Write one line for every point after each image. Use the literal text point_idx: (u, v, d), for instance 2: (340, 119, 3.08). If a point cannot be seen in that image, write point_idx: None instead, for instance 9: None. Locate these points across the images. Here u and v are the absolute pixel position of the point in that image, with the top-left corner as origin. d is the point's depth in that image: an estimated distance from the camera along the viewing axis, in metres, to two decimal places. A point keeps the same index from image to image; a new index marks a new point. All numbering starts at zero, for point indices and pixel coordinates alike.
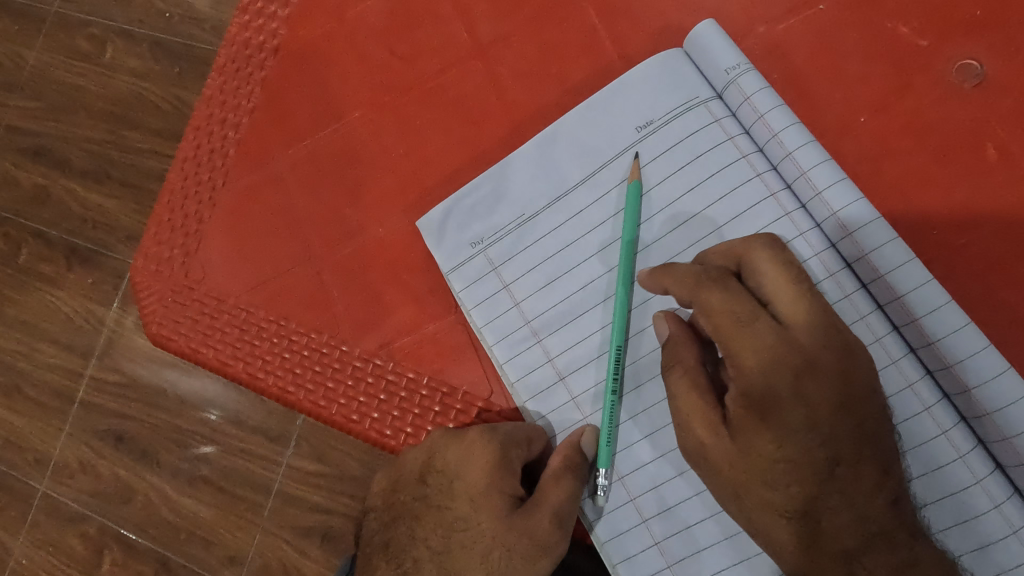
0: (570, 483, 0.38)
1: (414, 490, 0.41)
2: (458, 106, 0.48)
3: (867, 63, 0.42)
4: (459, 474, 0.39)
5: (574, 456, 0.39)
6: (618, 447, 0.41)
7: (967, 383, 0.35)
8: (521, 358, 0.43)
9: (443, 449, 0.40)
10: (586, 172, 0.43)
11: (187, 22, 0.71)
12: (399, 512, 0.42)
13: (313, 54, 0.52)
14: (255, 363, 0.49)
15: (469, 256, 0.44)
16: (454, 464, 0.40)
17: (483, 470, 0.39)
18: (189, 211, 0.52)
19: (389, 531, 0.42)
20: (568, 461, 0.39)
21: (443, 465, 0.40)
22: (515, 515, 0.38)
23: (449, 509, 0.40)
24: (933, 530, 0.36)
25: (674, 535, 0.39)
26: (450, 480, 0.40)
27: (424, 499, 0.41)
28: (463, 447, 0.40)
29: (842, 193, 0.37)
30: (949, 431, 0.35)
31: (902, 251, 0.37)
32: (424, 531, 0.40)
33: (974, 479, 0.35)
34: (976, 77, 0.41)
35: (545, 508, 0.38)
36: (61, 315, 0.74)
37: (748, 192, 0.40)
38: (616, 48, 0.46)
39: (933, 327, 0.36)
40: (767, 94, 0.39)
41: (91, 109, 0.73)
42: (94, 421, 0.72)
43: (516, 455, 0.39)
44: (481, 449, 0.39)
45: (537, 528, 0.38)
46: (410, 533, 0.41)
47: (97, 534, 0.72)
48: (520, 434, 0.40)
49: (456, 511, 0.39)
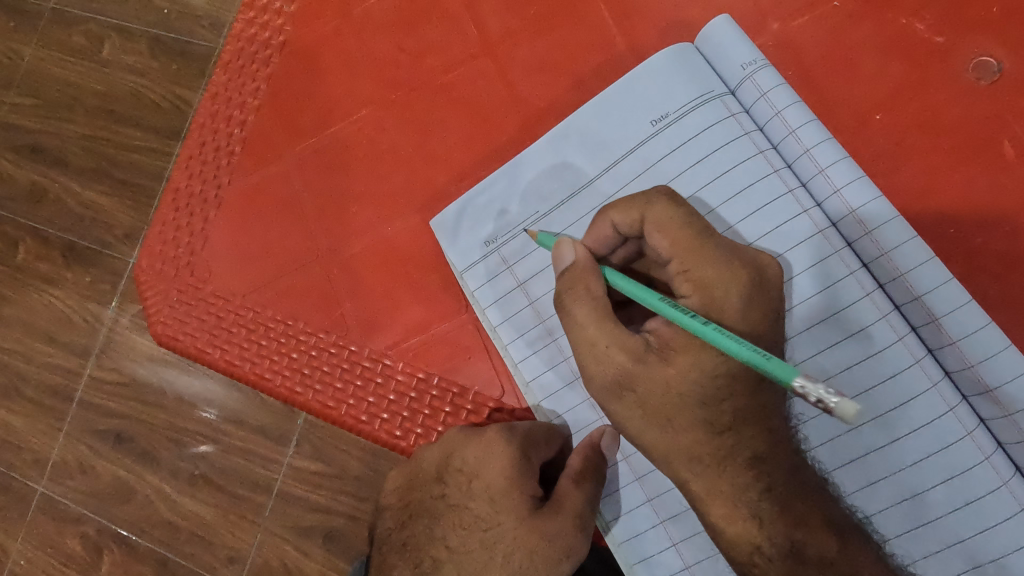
0: (590, 484, 0.38)
1: (431, 489, 0.40)
2: (467, 103, 0.48)
3: (881, 60, 0.42)
4: (478, 473, 0.39)
5: (592, 456, 0.39)
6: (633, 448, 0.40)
7: (988, 384, 0.35)
8: (536, 358, 0.42)
9: (461, 448, 0.40)
10: (599, 170, 0.43)
11: (184, 18, 0.70)
12: (416, 510, 0.41)
13: (318, 50, 0.51)
14: (264, 363, 0.49)
15: (484, 255, 0.44)
16: (472, 463, 0.39)
17: (503, 467, 0.38)
18: (195, 210, 0.52)
19: (406, 530, 0.41)
20: (587, 459, 0.39)
21: (462, 463, 0.39)
22: (536, 516, 0.37)
23: (468, 507, 0.39)
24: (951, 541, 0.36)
25: (692, 537, 0.39)
26: (468, 479, 0.39)
27: (442, 498, 0.40)
28: (481, 446, 0.39)
29: (861, 191, 0.37)
30: (973, 432, 0.35)
31: (922, 251, 0.36)
32: (443, 530, 0.39)
33: (1001, 481, 0.35)
34: (992, 74, 0.40)
35: (567, 511, 0.37)
36: (59, 314, 0.73)
37: (765, 188, 0.39)
38: (628, 44, 0.46)
39: (953, 327, 0.36)
40: (783, 90, 0.39)
41: (88, 106, 0.73)
42: (92, 421, 0.72)
43: (534, 453, 0.39)
44: (501, 447, 0.38)
45: (558, 531, 0.37)
46: (429, 531, 0.40)
47: (96, 534, 0.71)
48: (538, 433, 0.39)
49: (475, 510, 0.38)
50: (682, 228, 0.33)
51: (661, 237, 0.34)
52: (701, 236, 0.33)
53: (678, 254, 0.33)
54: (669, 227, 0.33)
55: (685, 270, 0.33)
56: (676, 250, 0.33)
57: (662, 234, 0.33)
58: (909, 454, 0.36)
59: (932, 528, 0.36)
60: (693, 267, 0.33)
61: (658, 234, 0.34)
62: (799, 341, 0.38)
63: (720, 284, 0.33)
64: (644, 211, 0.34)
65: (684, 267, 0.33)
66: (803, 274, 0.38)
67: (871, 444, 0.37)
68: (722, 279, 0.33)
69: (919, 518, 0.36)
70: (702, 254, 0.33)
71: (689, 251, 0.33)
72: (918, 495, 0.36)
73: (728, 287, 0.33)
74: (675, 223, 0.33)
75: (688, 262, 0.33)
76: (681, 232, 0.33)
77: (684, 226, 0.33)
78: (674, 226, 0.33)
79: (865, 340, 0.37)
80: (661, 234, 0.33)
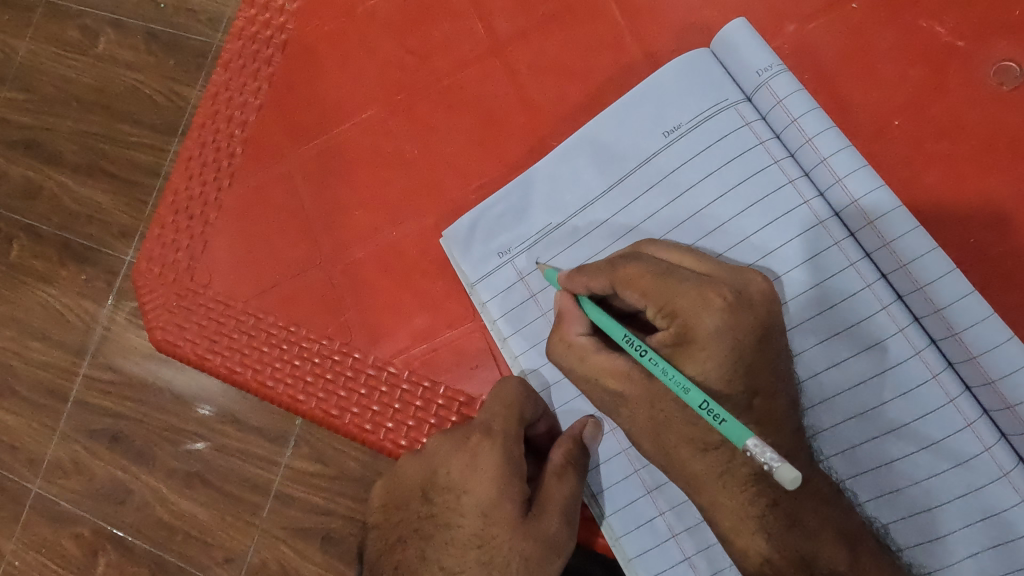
0: (572, 477, 0.38)
1: (418, 508, 0.38)
2: (474, 105, 0.47)
3: (900, 65, 0.41)
4: (465, 488, 0.37)
5: (574, 447, 0.39)
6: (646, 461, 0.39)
7: (1009, 400, 0.34)
8: (546, 369, 0.42)
9: (446, 463, 0.38)
10: (611, 180, 0.42)
11: (181, 13, 0.69)
12: (404, 533, 0.38)
13: (322, 48, 0.50)
14: (266, 370, 0.48)
15: (495, 265, 0.43)
16: (458, 477, 0.37)
17: (490, 479, 0.36)
18: (195, 212, 0.51)
19: (396, 554, 0.38)
20: (575, 458, 0.39)
21: (447, 479, 0.37)
22: (527, 521, 0.36)
23: (460, 526, 0.36)
24: (959, 558, 0.35)
25: (705, 550, 0.38)
26: (457, 495, 0.37)
27: (430, 517, 0.37)
28: (466, 459, 0.37)
29: (880, 201, 0.36)
30: (992, 448, 0.34)
31: (943, 262, 0.35)
32: (436, 551, 0.37)
33: (1020, 499, 0.34)
34: (1014, 78, 0.39)
35: (552, 507, 0.37)
36: (53, 313, 0.72)
37: (781, 200, 0.38)
38: (640, 45, 0.44)
39: (974, 342, 0.35)
40: (801, 96, 0.38)
41: (83, 101, 0.71)
42: (87, 420, 0.70)
43: (519, 453, 0.37)
44: (486, 458, 0.37)
45: (549, 531, 0.36)
46: (420, 554, 0.37)
47: (92, 535, 0.70)
48: (516, 428, 0.38)
49: (467, 528, 0.36)
50: (645, 276, 0.33)
51: (631, 292, 0.33)
52: (664, 276, 0.33)
53: (650, 302, 0.33)
54: (636, 280, 0.33)
55: (658, 309, 0.33)
56: (648, 299, 0.33)
57: (631, 288, 0.33)
58: (922, 469, 0.36)
59: (945, 544, 0.35)
60: (667, 304, 0.33)
61: (626, 291, 0.34)
62: (812, 353, 0.37)
63: (691, 311, 0.32)
64: (611, 275, 0.34)
65: (658, 307, 0.33)
66: (818, 286, 0.37)
67: (883, 457, 0.36)
68: (691, 306, 0.32)
69: (932, 533, 0.35)
70: (669, 289, 0.33)
71: (659, 291, 0.33)
72: (930, 509, 0.35)
73: (699, 313, 0.32)
74: (640, 274, 0.33)
75: (661, 302, 0.33)
76: (647, 281, 0.33)
77: (647, 273, 0.33)
78: (640, 277, 0.33)
79: (881, 353, 0.36)
80: (630, 289, 0.33)
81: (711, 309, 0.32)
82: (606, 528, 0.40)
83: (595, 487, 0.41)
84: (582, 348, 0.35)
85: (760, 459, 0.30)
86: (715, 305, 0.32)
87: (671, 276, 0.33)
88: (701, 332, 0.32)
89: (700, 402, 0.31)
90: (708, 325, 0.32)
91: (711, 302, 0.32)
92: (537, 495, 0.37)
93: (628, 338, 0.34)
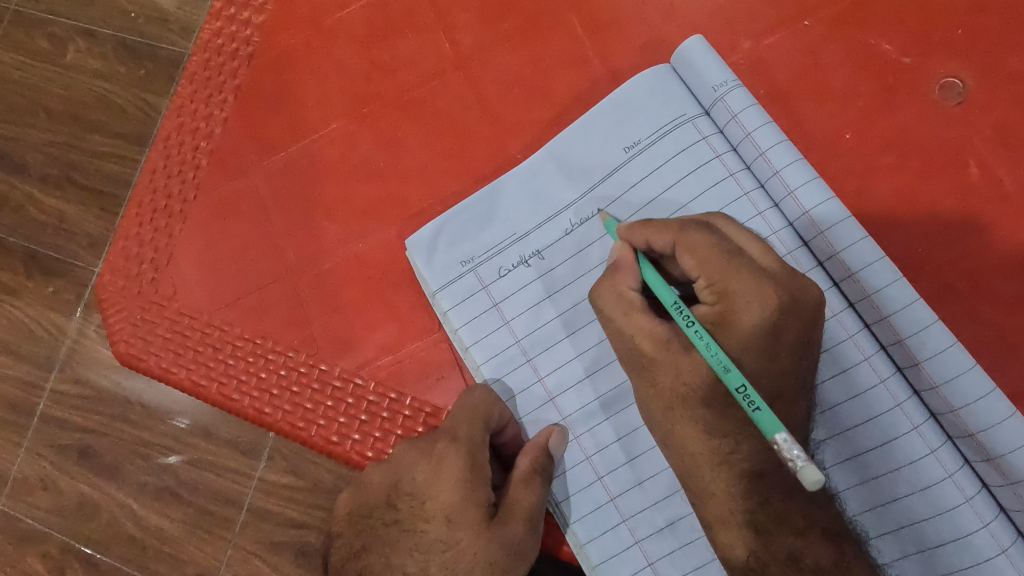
0: (538, 484, 0.38)
1: (383, 514, 0.38)
2: (440, 118, 0.47)
3: (850, 81, 0.42)
4: (430, 493, 0.37)
5: (541, 457, 0.39)
6: (624, 458, 0.40)
7: (953, 403, 0.35)
8: (509, 378, 0.42)
9: (412, 470, 0.38)
10: (572, 192, 0.43)
11: (153, 23, 0.68)
12: (368, 540, 0.38)
13: (289, 61, 0.50)
14: (231, 384, 0.47)
15: (458, 274, 0.43)
16: (424, 483, 0.37)
17: (455, 484, 0.37)
18: (160, 224, 0.51)
19: (359, 561, 0.38)
20: (542, 465, 0.39)
21: (412, 485, 0.38)
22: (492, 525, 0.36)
23: (424, 531, 0.37)
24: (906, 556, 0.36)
25: (670, 555, 0.39)
26: (421, 501, 0.37)
27: (394, 523, 0.38)
28: (432, 465, 0.38)
29: (830, 212, 0.37)
30: (937, 450, 0.35)
31: (890, 271, 0.36)
32: (400, 558, 0.37)
33: (964, 498, 0.35)
34: (958, 95, 0.41)
35: (519, 513, 0.37)
36: (18, 328, 0.71)
37: (737, 211, 0.39)
38: (602, 60, 0.45)
39: (919, 347, 0.36)
40: (756, 111, 0.39)
41: (50, 109, 0.70)
42: (56, 435, 0.69)
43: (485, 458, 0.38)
44: (451, 465, 0.37)
45: (512, 537, 0.37)
46: (384, 559, 0.37)
47: (60, 553, 0.69)
48: (479, 433, 0.38)
49: (432, 533, 0.37)
50: (713, 250, 0.33)
51: (690, 258, 0.34)
52: (729, 255, 0.33)
53: (705, 273, 0.34)
54: (700, 249, 0.34)
55: (711, 283, 0.34)
56: (704, 270, 0.34)
57: (692, 254, 0.34)
58: (872, 469, 0.37)
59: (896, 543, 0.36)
60: (721, 282, 0.33)
61: (686, 256, 0.34)
62: None
63: (743, 297, 0.33)
64: (677, 235, 0.34)
65: (712, 282, 0.34)
66: None
67: (833, 459, 0.37)
68: (745, 293, 0.33)
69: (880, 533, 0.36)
70: (729, 270, 0.33)
71: (720, 268, 0.33)
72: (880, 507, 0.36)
73: (750, 303, 0.33)
74: (706, 245, 0.34)
75: (717, 279, 0.34)
76: (710, 254, 0.33)
77: (713, 246, 0.34)
78: (706, 247, 0.34)
79: (832, 358, 0.37)
80: (691, 255, 0.34)
81: (763, 302, 0.33)
82: (569, 536, 0.40)
83: (559, 495, 0.40)
84: (630, 303, 0.36)
85: (786, 455, 0.30)
86: (767, 299, 0.33)
87: (736, 258, 0.34)
88: (747, 314, 0.33)
89: (737, 385, 0.32)
90: (748, 313, 0.33)
91: (766, 295, 0.33)
92: (503, 501, 0.38)
93: (677, 305, 0.34)
